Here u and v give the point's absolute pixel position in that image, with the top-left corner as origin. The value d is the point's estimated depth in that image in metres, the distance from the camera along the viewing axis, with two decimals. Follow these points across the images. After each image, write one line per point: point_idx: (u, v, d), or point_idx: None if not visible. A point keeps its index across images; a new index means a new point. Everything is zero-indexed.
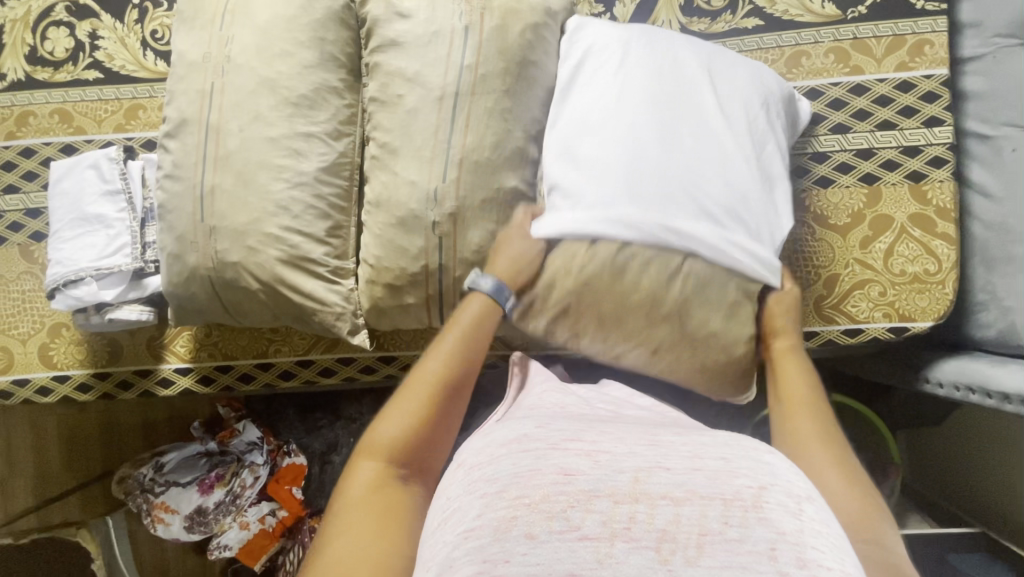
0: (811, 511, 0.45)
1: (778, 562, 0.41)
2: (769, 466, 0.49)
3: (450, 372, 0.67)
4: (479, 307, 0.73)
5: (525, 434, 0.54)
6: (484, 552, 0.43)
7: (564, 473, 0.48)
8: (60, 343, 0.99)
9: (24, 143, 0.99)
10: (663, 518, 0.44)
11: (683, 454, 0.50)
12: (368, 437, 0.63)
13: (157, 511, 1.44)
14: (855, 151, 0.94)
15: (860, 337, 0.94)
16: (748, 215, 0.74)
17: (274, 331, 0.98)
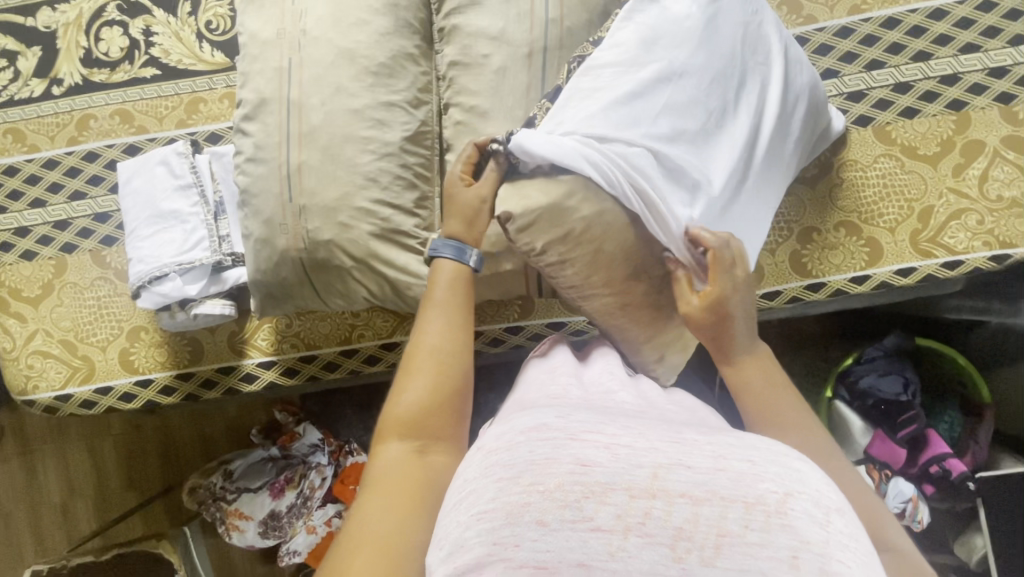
0: (841, 523, 0.35)
1: (800, 572, 0.33)
2: (799, 472, 0.37)
3: (456, 338, 0.60)
4: (449, 274, 0.65)
5: (544, 417, 0.43)
6: (495, 535, 0.36)
7: (581, 461, 0.38)
8: (141, 347, 0.97)
9: (86, 147, 0.98)
10: (679, 517, 0.36)
11: (706, 453, 0.39)
12: (387, 413, 0.57)
13: (231, 518, 1.43)
14: (939, 78, 0.91)
15: (960, 270, 0.91)
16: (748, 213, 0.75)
17: (356, 316, 0.96)
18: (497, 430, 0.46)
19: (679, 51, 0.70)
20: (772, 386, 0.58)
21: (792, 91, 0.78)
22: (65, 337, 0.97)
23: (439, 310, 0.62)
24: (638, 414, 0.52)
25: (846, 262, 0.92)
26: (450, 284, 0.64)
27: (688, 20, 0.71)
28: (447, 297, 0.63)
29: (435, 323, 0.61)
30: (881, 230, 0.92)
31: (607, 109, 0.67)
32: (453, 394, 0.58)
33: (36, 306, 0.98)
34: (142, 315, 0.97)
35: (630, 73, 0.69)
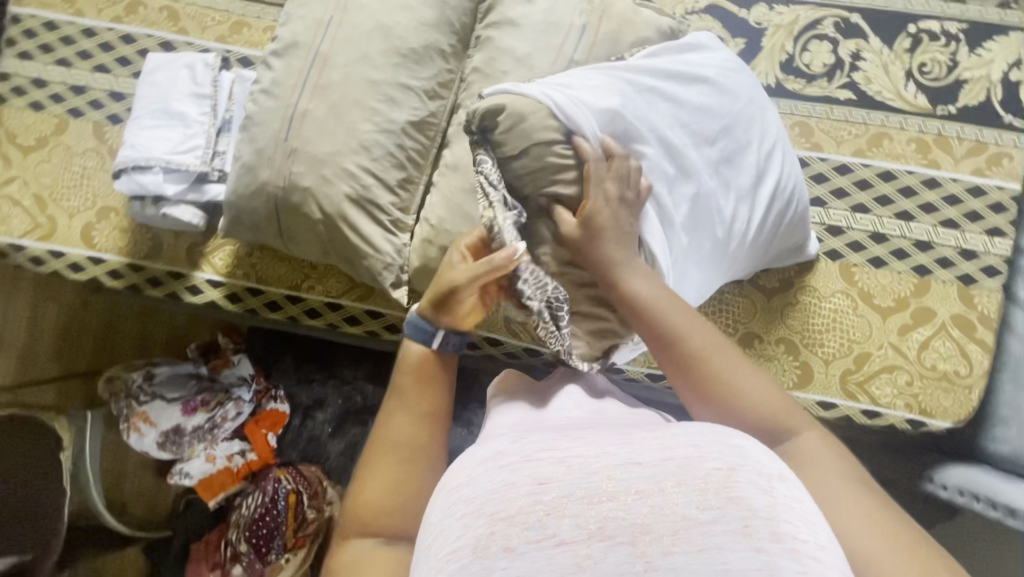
0: (785, 489, 0.34)
1: (753, 539, 0.31)
2: (740, 446, 0.36)
3: (425, 428, 0.57)
4: (412, 362, 0.61)
5: (499, 440, 0.40)
6: (467, 575, 0.33)
7: (537, 480, 0.36)
8: (106, 226, 1.00)
9: (127, 29, 1.03)
10: (636, 512, 0.34)
11: (653, 445, 0.37)
12: (350, 514, 0.54)
13: (136, 419, 1.43)
14: (913, 241, 0.96)
15: (877, 421, 0.94)
16: (710, 233, 0.77)
17: (313, 268, 1.00)
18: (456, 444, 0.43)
19: (685, 86, 0.76)
20: (667, 318, 0.56)
21: (777, 177, 0.82)
22: (40, 193, 1.00)
23: (399, 402, 0.59)
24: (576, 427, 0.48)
25: (776, 376, 0.96)
26: (412, 370, 0.61)
27: (709, 68, 0.79)
28: (411, 385, 0.60)
29: (398, 413, 0.57)
30: (817, 358, 0.95)
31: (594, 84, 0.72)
32: (416, 478, 0.54)
33: (25, 156, 1.01)
34: (118, 197, 1.00)
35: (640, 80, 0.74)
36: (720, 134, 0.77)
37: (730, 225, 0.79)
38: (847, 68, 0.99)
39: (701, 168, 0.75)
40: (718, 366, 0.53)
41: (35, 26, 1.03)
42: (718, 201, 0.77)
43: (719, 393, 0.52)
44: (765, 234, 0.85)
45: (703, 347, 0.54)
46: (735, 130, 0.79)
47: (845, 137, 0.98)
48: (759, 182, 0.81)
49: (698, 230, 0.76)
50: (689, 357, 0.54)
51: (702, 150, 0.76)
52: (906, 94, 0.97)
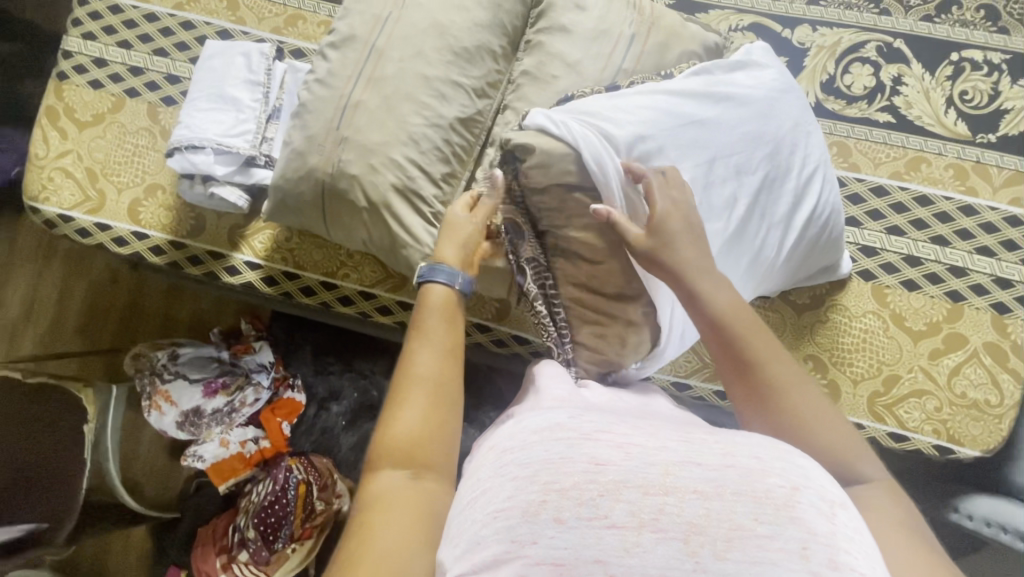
0: (844, 517, 0.39)
1: (808, 562, 0.36)
2: (802, 467, 0.41)
3: (450, 368, 0.60)
4: (436, 300, 0.65)
5: (559, 417, 0.46)
6: (512, 532, 0.39)
7: (595, 460, 0.41)
8: (152, 203, 1.03)
9: (188, 16, 1.07)
10: (692, 512, 0.38)
11: (714, 450, 0.42)
12: (377, 444, 0.56)
13: (158, 397, 1.45)
14: (948, 266, 0.96)
15: (904, 445, 0.94)
16: (751, 252, 0.77)
17: (349, 256, 1.01)
18: (511, 428, 0.48)
19: (728, 109, 0.76)
20: (748, 342, 0.59)
21: (813, 204, 0.82)
22: (92, 167, 1.03)
23: (425, 340, 0.61)
24: (616, 414, 0.55)
25: None
26: (437, 312, 0.64)
27: (753, 93, 0.79)
28: (438, 326, 0.63)
29: (424, 351, 0.60)
30: (845, 378, 0.95)
31: (634, 103, 0.74)
32: (443, 416, 0.57)
33: (80, 131, 1.04)
34: (166, 176, 1.03)
35: (681, 102, 0.75)
36: (760, 158, 0.77)
37: (760, 250, 0.79)
38: (888, 92, 1.00)
39: (737, 192, 0.75)
40: (794, 398, 0.56)
41: (101, 8, 1.08)
42: (752, 226, 0.77)
43: (787, 422, 0.55)
44: (795, 261, 0.85)
45: (784, 379, 0.57)
46: (776, 156, 0.78)
47: (884, 159, 0.98)
48: (794, 209, 0.81)
49: (740, 249, 0.76)
50: (764, 384, 0.57)
51: (741, 174, 0.76)
52: (946, 120, 0.98)
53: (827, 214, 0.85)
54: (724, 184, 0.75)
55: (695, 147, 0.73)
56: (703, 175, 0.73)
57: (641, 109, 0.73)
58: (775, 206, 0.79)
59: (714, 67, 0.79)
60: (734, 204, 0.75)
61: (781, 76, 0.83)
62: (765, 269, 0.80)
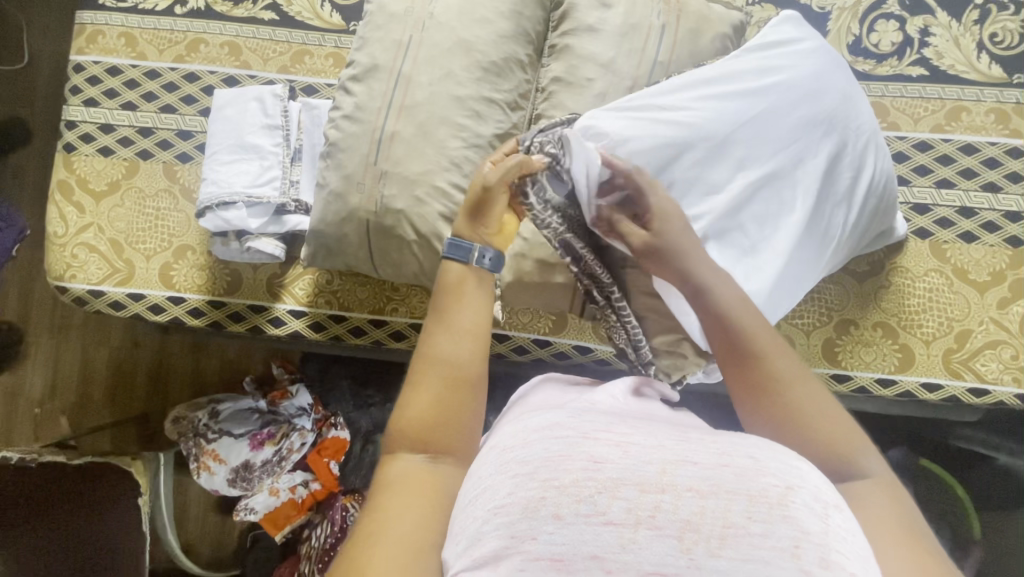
0: (838, 518, 0.37)
1: (801, 561, 0.34)
2: (798, 468, 0.39)
3: (471, 353, 0.56)
4: (451, 276, 0.61)
5: (556, 415, 0.44)
6: (512, 528, 0.38)
7: (594, 458, 0.39)
8: (184, 264, 0.99)
9: (190, 67, 1.04)
10: (687, 510, 0.36)
11: (710, 449, 0.40)
12: (392, 427, 0.55)
13: (206, 458, 1.42)
14: (1003, 212, 0.94)
15: (984, 398, 0.92)
16: (817, 234, 0.77)
17: (395, 289, 0.99)
18: (509, 428, 0.47)
19: (778, 93, 0.76)
20: (749, 331, 0.56)
21: (871, 174, 0.80)
22: (115, 238, 0.99)
23: (444, 321, 0.57)
24: (633, 417, 0.49)
25: (877, 361, 0.94)
26: (446, 290, 0.60)
27: (800, 70, 0.77)
28: (448, 302, 0.59)
29: (442, 334, 0.56)
30: (917, 340, 0.93)
31: (682, 103, 0.73)
32: (460, 401, 0.54)
33: (97, 202, 1.00)
34: (194, 235, 1.00)
35: (732, 93, 0.74)
36: (818, 139, 0.77)
37: (826, 229, 0.78)
38: (917, 45, 0.98)
39: (794, 180, 0.76)
40: (793, 392, 0.53)
41: (98, 72, 1.04)
42: (818, 209, 0.77)
43: (786, 414, 0.52)
44: (859, 232, 0.83)
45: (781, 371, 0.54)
46: (833, 132, 0.77)
47: (922, 113, 0.97)
48: (855, 181, 0.79)
49: (808, 235, 0.76)
50: (760, 376, 0.54)
51: (798, 161, 0.76)
52: (979, 66, 0.97)
53: (880, 182, 0.81)
54: (777, 174, 0.75)
55: (744, 142, 0.74)
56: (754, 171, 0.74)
57: (688, 110, 0.73)
58: (833, 185, 0.78)
59: (754, 48, 0.78)
60: (790, 194, 0.76)
61: (819, 44, 0.81)
62: (832, 249, 0.80)
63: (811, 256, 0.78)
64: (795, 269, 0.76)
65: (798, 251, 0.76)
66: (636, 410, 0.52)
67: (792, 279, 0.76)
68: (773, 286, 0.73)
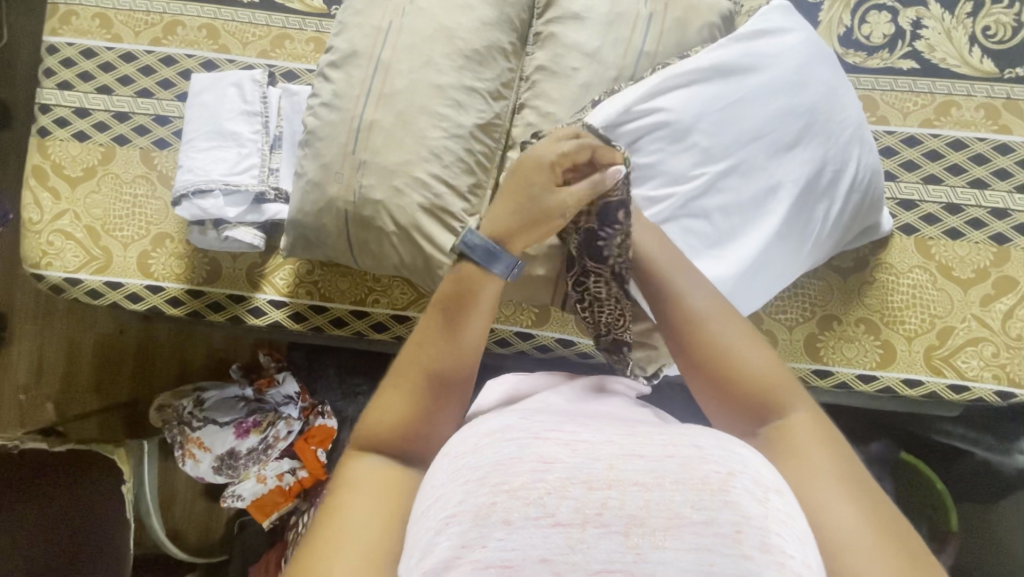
0: (778, 502, 0.37)
1: (743, 545, 0.34)
2: (740, 452, 0.39)
3: (461, 365, 0.56)
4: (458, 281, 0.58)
5: (508, 418, 0.44)
6: (463, 537, 0.37)
7: (543, 458, 0.39)
8: (162, 253, 0.98)
9: (167, 51, 1.01)
10: (633, 505, 0.37)
11: (657, 442, 0.40)
12: (366, 423, 0.54)
13: (190, 445, 1.42)
14: (990, 209, 0.94)
15: (964, 395, 0.93)
16: (796, 230, 0.77)
17: (377, 280, 0.98)
18: (463, 434, 0.46)
19: (759, 87, 0.75)
20: (675, 278, 0.58)
21: (855, 170, 0.79)
22: (91, 225, 0.98)
23: (445, 328, 0.56)
24: (599, 416, 0.50)
25: (858, 357, 0.94)
26: (450, 292, 0.57)
27: (781, 62, 0.76)
28: (449, 307, 0.57)
29: (437, 343, 0.55)
30: (899, 336, 0.93)
31: (664, 95, 0.74)
32: (439, 413, 0.54)
33: (73, 188, 0.98)
34: (172, 223, 0.98)
35: (706, 89, 0.74)
36: (798, 134, 0.76)
37: (806, 225, 0.77)
38: (909, 38, 0.97)
39: (774, 174, 0.75)
40: (715, 331, 0.54)
41: (73, 54, 1.01)
42: (798, 205, 0.76)
43: (709, 355, 0.53)
44: (841, 229, 0.83)
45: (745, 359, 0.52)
46: (815, 126, 0.76)
47: (912, 108, 0.96)
48: (836, 178, 0.78)
49: (787, 230, 0.76)
50: (684, 319, 0.55)
51: (778, 155, 0.76)
52: (972, 60, 0.95)
53: (865, 176, 0.80)
54: (756, 167, 0.75)
55: (724, 136, 0.74)
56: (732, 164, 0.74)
57: (670, 102, 0.73)
58: (817, 181, 0.77)
59: (742, 39, 0.76)
60: (768, 188, 0.75)
61: (808, 37, 0.79)
62: (812, 246, 0.79)
63: (789, 252, 0.77)
64: (771, 264, 0.76)
65: (774, 246, 0.75)
66: (597, 411, 0.53)
67: (768, 275, 0.77)
68: (745, 283, 0.74)
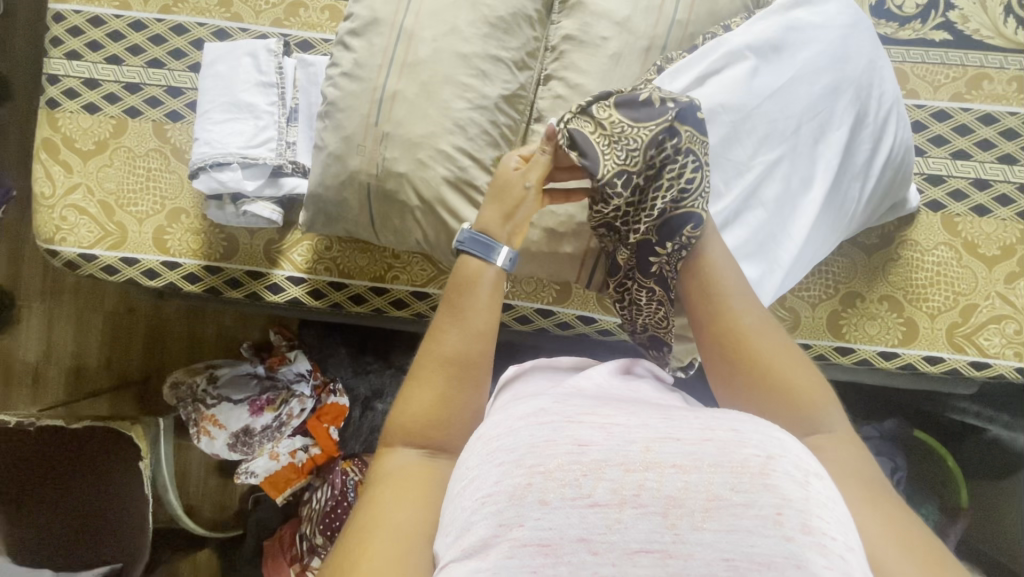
0: (820, 486, 0.37)
1: (783, 527, 0.35)
2: (780, 438, 0.39)
3: (477, 352, 0.55)
4: (468, 274, 0.58)
5: (541, 401, 0.45)
6: (499, 516, 0.38)
7: (578, 441, 0.39)
8: (177, 228, 0.96)
9: (177, 19, 0.98)
10: (671, 486, 0.37)
11: (693, 425, 0.40)
12: (393, 418, 0.54)
13: (205, 423, 1.42)
14: (1018, 185, 0.93)
15: (985, 372, 0.93)
16: (836, 210, 0.76)
17: (396, 257, 0.97)
18: (497, 416, 0.47)
19: (805, 61, 0.73)
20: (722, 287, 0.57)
21: (890, 145, 0.77)
22: (105, 200, 0.96)
23: (457, 317, 0.56)
24: (625, 399, 0.51)
25: (880, 335, 0.94)
26: (463, 285, 0.57)
27: (825, 34, 0.74)
28: (463, 297, 0.57)
29: (452, 332, 0.55)
30: (922, 314, 0.93)
31: (717, 67, 0.70)
32: (464, 398, 0.54)
33: (85, 162, 0.96)
34: (187, 198, 0.97)
35: (758, 62, 0.71)
36: (843, 110, 0.74)
37: (842, 204, 0.76)
38: (943, 8, 0.94)
39: (818, 153, 0.74)
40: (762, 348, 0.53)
41: (80, 22, 0.98)
42: (837, 184, 0.75)
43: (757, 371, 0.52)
44: (872, 206, 0.82)
45: (756, 327, 0.54)
46: (856, 102, 0.75)
47: (943, 81, 0.94)
48: (873, 154, 0.77)
49: (828, 211, 0.75)
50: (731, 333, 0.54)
51: (822, 134, 0.74)
52: (1006, 31, 0.93)
53: (898, 151, 0.79)
54: (802, 148, 0.73)
55: (775, 112, 0.71)
56: (781, 143, 0.72)
57: (723, 75, 0.70)
58: (856, 160, 0.76)
59: (786, 9, 0.73)
60: (813, 169, 0.74)
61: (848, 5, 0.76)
62: (845, 225, 0.78)
63: (826, 232, 0.76)
64: (810, 246, 0.75)
65: (816, 228, 0.74)
66: (626, 395, 0.54)
67: (807, 256, 0.75)
68: (791, 265, 0.73)
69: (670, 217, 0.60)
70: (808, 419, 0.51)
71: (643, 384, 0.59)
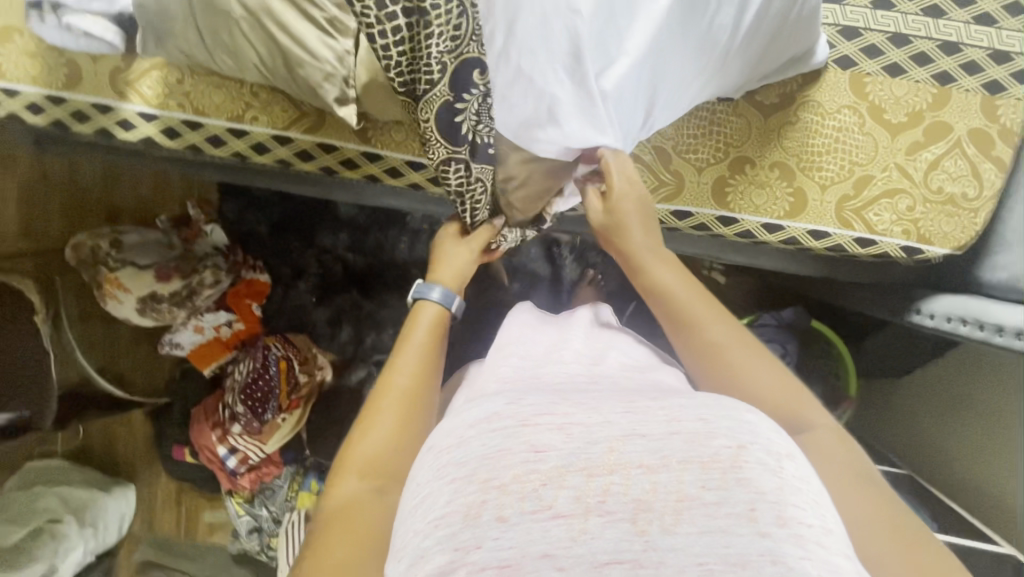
0: (791, 466, 0.39)
1: (757, 522, 0.36)
2: (748, 423, 0.41)
3: (425, 381, 0.64)
4: (427, 319, 0.71)
5: (495, 406, 0.46)
6: (455, 540, 0.37)
7: (535, 448, 0.41)
8: (9, 48, 0.87)
9: None
10: (637, 488, 0.38)
11: (660, 419, 0.42)
12: (349, 455, 0.58)
13: (108, 286, 1.29)
14: (941, 43, 0.84)
15: (870, 250, 0.88)
16: (691, 29, 0.68)
17: (253, 95, 0.88)
18: (447, 426, 0.48)
19: None
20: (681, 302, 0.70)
21: None
22: None
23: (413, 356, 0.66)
24: (573, 388, 0.55)
25: (766, 205, 0.88)
26: (430, 330, 0.71)
27: None
28: (431, 338, 0.70)
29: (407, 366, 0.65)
30: (813, 183, 0.87)
31: None
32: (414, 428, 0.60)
33: None
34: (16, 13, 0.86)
35: None
36: None
37: (709, 24, 0.68)
38: None
39: None
40: (726, 348, 0.65)
41: None
42: None
43: (727, 370, 0.64)
44: (756, 44, 0.73)
45: (715, 329, 0.67)
46: None
47: None
48: None
49: (680, 30, 0.67)
50: (705, 342, 0.67)
51: None
52: None
53: None
54: None
55: None
56: None
57: None
58: None
59: None
60: None
61: None
62: (707, 55, 0.71)
63: (677, 58, 0.69)
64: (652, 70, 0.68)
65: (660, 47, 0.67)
66: (582, 382, 0.59)
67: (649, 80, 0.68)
68: (620, 92, 0.66)
69: (455, 72, 0.61)
70: (790, 416, 0.61)
71: (599, 369, 0.64)
